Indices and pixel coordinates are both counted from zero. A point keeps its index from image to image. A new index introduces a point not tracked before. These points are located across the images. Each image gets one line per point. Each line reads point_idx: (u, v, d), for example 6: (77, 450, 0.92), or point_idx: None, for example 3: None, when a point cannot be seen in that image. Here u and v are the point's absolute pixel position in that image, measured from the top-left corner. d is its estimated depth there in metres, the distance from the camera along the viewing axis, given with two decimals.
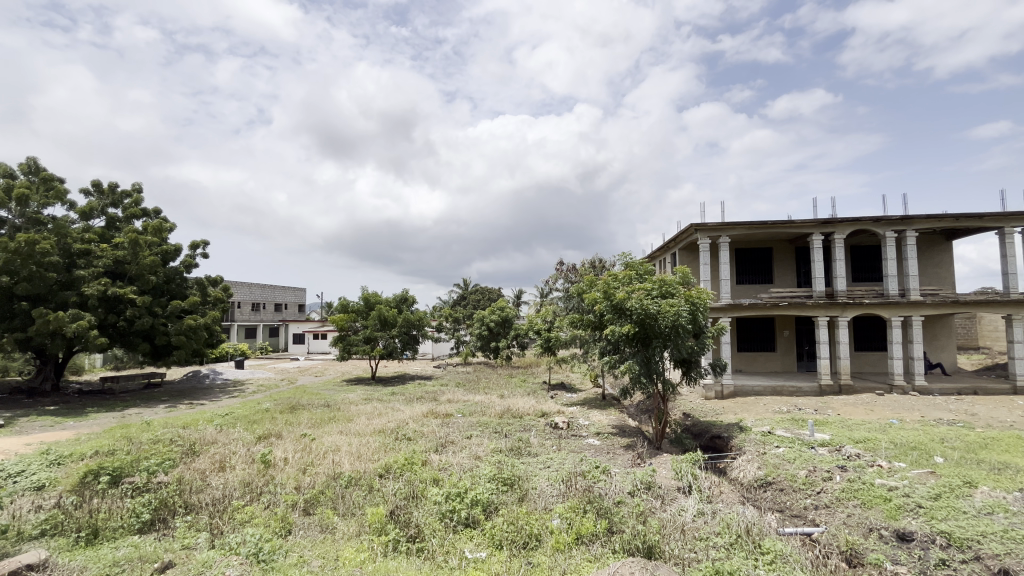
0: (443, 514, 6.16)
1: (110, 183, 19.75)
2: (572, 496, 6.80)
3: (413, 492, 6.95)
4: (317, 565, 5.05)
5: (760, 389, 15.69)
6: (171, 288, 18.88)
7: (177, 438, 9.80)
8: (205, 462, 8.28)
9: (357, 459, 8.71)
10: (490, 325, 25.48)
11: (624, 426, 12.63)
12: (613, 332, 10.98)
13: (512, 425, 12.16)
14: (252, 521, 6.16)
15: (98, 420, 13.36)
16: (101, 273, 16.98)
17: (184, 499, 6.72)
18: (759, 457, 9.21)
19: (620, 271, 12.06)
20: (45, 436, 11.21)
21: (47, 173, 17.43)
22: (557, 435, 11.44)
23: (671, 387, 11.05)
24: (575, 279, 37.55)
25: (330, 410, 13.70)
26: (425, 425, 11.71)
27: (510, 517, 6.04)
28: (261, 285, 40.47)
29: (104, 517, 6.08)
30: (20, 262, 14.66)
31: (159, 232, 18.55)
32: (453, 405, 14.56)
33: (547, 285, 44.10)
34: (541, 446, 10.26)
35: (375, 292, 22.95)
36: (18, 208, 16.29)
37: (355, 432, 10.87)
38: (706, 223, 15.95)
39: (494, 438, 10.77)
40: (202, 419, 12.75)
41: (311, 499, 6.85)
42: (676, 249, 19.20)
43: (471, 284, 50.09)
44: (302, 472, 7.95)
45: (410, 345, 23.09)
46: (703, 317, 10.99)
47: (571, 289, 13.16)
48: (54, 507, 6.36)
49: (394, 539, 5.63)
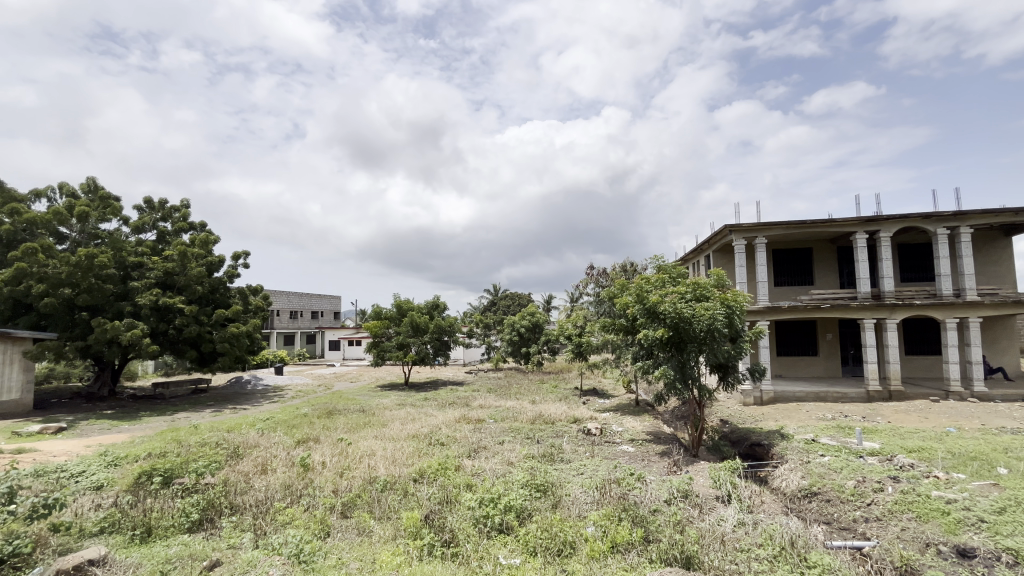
0: (478, 519, 6.16)
1: (160, 199, 20.90)
2: (606, 503, 6.71)
3: (447, 497, 7.02)
4: (355, 567, 5.16)
5: (803, 395, 15.07)
6: (216, 297, 19.69)
7: (223, 442, 10.22)
8: (248, 464, 8.61)
9: (391, 463, 8.86)
10: (521, 331, 25.51)
11: (659, 433, 12.34)
12: (646, 337, 10.73)
13: (544, 431, 12.09)
14: (293, 522, 6.35)
15: (151, 423, 14.07)
16: (152, 284, 17.94)
17: (230, 500, 7.00)
18: (802, 466, 8.82)
19: (652, 274, 11.90)
20: (103, 438, 11.92)
21: (104, 191, 18.61)
22: (590, 441, 11.31)
23: (708, 393, 10.73)
24: (605, 283, 37.27)
25: (365, 415, 14.00)
26: (458, 431, 11.78)
27: (544, 523, 6.00)
28: (298, 293, 42.01)
29: (157, 516, 6.41)
30: (81, 275, 15.75)
31: (205, 244, 19.49)
32: (485, 411, 14.63)
33: (577, 289, 43.97)
34: (574, 453, 10.16)
35: (407, 299, 23.39)
36: (78, 225, 17.46)
37: (389, 437, 11.06)
38: (741, 224, 15.51)
39: (527, 444, 10.75)
40: (245, 423, 13.24)
41: (348, 502, 7.02)
42: (710, 251, 18.76)
43: (501, 290, 50.53)
44: (339, 476, 8.15)
45: (441, 350, 23.30)
46: (740, 320, 10.67)
47: (602, 293, 13.03)
48: (112, 506, 6.75)
49: (429, 543, 5.70)
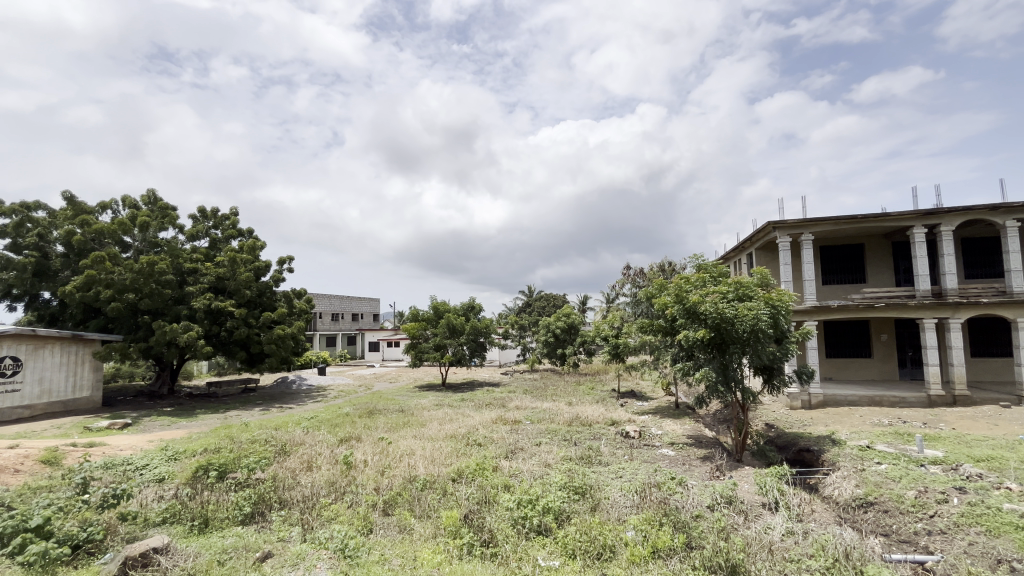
0: (516, 520, 6.19)
1: (212, 208, 22.09)
2: (646, 508, 6.59)
3: (485, 497, 7.08)
4: (397, 564, 5.27)
5: (856, 399, 14.30)
6: (263, 300, 20.59)
7: (272, 439, 10.69)
8: (295, 461, 8.97)
9: (431, 463, 9.02)
10: (556, 332, 25.40)
11: (700, 437, 12.01)
12: (686, 338, 10.46)
13: (581, 433, 11.99)
14: (338, 518, 6.57)
15: (205, 421, 14.88)
16: (205, 289, 18.98)
17: (279, 494, 7.30)
18: (856, 474, 8.36)
19: (692, 273, 11.63)
20: (164, 434, 12.68)
21: (163, 202, 19.84)
22: (629, 444, 11.14)
23: (752, 396, 10.35)
24: (642, 283, 36.59)
25: (404, 415, 14.30)
26: (495, 432, 11.85)
27: (583, 526, 5.95)
28: (339, 296, 43.43)
29: (213, 509, 6.77)
30: (143, 280, 16.87)
31: (253, 250, 20.45)
32: (522, 412, 14.66)
33: (613, 290, 43.45)
34: (612, 456, 10.03)
35: (444, 301, 23.74)
36: (140, 234, 18.69)
37: (428, 437, 11.27)
38: (786, 220, 14.89)
39: (564, 446, 10.69)
40: (291, 422, 13.79)
41: (389, 500, 7.18)
42: (753, 248, 18.12)
43: (536, 292, 50.50)
44: (380, 474, 8.37)
45: (477, 352, 23.52)
46: (786, 320, 10.26)
47: (639, 293, 12.82)
48: (173, 498, 7.19)
49: (469, 543, 5.77)
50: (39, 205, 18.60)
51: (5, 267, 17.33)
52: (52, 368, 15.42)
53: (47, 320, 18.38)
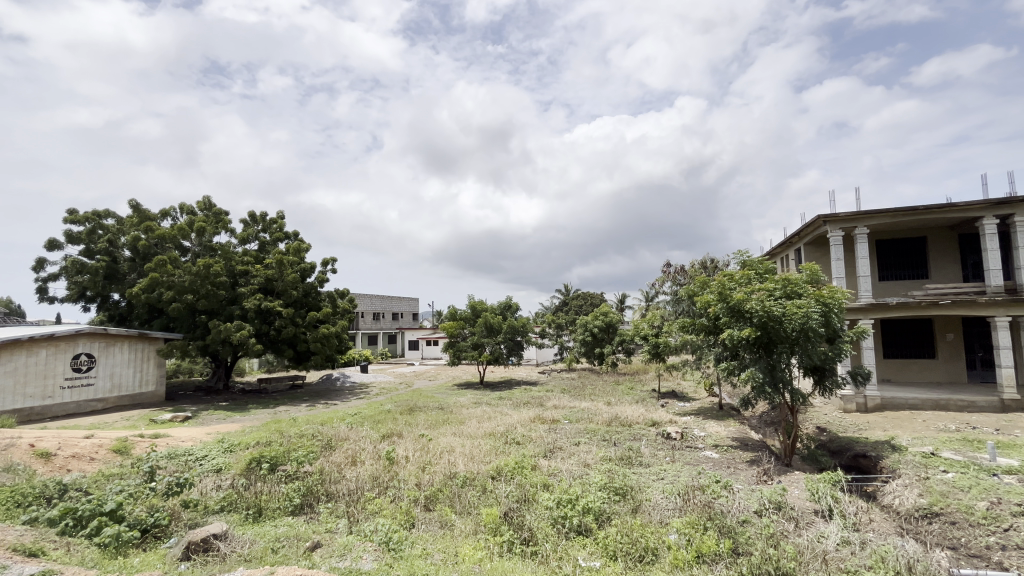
0: (556, 519, 6.19)
1: (261, 212, 23.16)
2: (690, 511, 6.43)
3: (525, 495, 7.10)
4: (439, 558, 5.37)
5: (918, 402, 13.42)
6: (309, 300, 21.40)
7: (318, 434, 11.13)
8: (340, 456, 9.29)
9: (470, 460, 9.12)
10: (594, 331, 25.16)
11: (746, 440, 11.60)
12: (730, 337, 10.12)
13: (621, 433, 11.83)
14: (381, 512, 6.76)
15: (257, 415, 15.63)
16: (256, 290, 19.92)
17: (326, 487, 7.57)
18: (919, 482, 7.84)
19: (736, 270, 11.24)
20: (220, 427, 13.43)
21: (217, 208, 20.99)
22: (670, 445, 10.91)
23: (802, 398, 9.89)
24: (683, 280, 35.68)
25: (444, 412, 14.54)
26: (533, 431, 11.87)
27: (624, 528, 5.86)
28: (380, 296, 44.62)
29: (266, 499, 7.11)
30: (200, 282, 17.92)
31: (298, 253, 21.30)
32: (560, 411, 14.60)
33: (652, 288, 42.61)
34: (653, 457, 9.84)
35: (481, 300, 23.96)
36: (197, 238, 19.83)
37: (467, 434, 11.42)
38: (838, 214, 14.15)
39: (603, 446, 10.58)
40: (336, 418, 14.29)
41: (430, 496, 7.33)
42: (801, 244, 17.32)
43: (573, 290, 50.18)
44: (421, 470, 8.54)
45: (515, 350, 23.58)
46: (838, 319, 9.78)
47: (680, 291, 12.53)
48: (230, 487, 7.61)
49: (509, 540, 5.81)
50: (109, 213, 20.06)
51: (80, 271, 18.83)
52: (122, 364, 16.65)
53: (117, 319, 19.81)
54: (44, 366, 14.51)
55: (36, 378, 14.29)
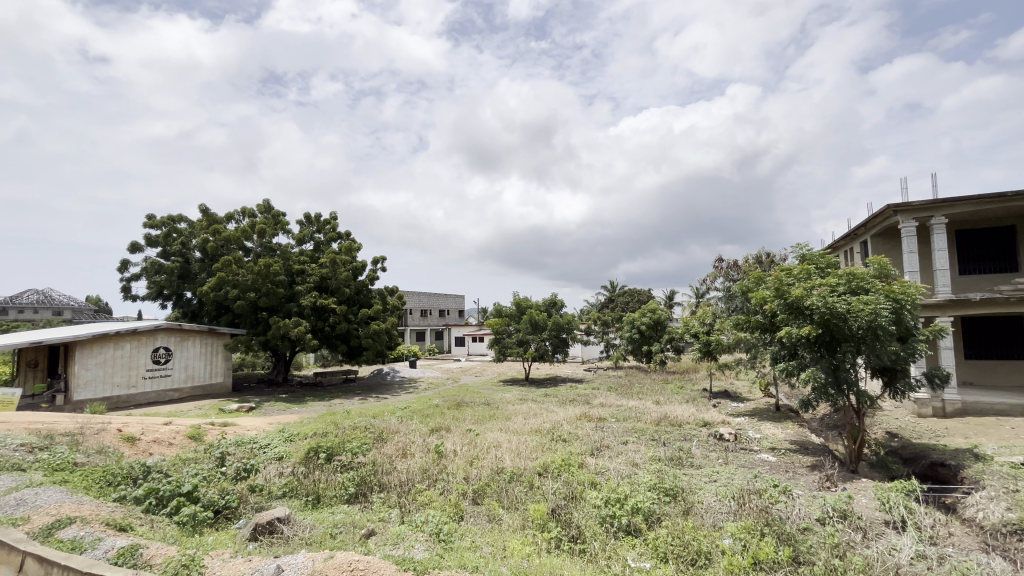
0: (604, 518, 6.12)
1: (316, 214, 24.25)
2: (745, 515, 6.17)
3: (572, 493, 7.06)
4: (488, 551, 5.45)
5: (1004, 408, 12.25)
6: (361, 297, 22.23)
7: (371, 426, 11.55)
8: (391, 448, 9.61)
9: (517, 456, 9.19)
10: (641, 328, 24.64)
11: (806, 443, 11.01)
12: (788, 335, 9.62)
13: (671, 433, 11.53)
14: (431, 503, 6.94)
15: (314, 407, 16.43)
16: (312, 288, 20.89)
17: (379, 478, 7.86)
18: (1007, 495, 7.16)
19: (795, 265, 10.66)
20: (280, 418, 14.23)
21: (276, 210, 22.17)
22: (723, 447, 10.52)
23: (869, 401, 9.25)
24: (736, 276, 34.23)
25: (490, 408, 14.71)
26: (580, 428, 11.79)
27: (675, 530, 5.72)
28: (427, 293, 45.66)
29: (323, 486, 7.48)
30: (261, 281, 19.02)
31: (350, 252, 22.15)
32: (607, 409, 14.42)
33: (703, 284, 41.20)
34: (705, 459, 9.51)
35: (526, 297, 24.00)
36: (258, 239, 21.06)
37: (514, 430, 11.50)
38: (910, 203, 13.11)
39: (652, 446, 10.35)
40: (387, 411, 14.80)
41: (478, 490, 7.44)
42: (868, 236, 16.18)
43: (619, 287, 49.36)
44: (469, 464, 8.70)
45: (560, 347, 23.49)
46: (912, 316, 9.09)
47: (733, 288, 12.05)
48: (291, 474, 8.07)
49: (557, 537, 5.80)
50: (181, 217, 21.66)
51: (158, 271, 20.47)
52: (195, 357, 17.96)
53: (189, 316, 21.39)
54: (128, 358, 15.90)
55: (122, 369, 15.71)
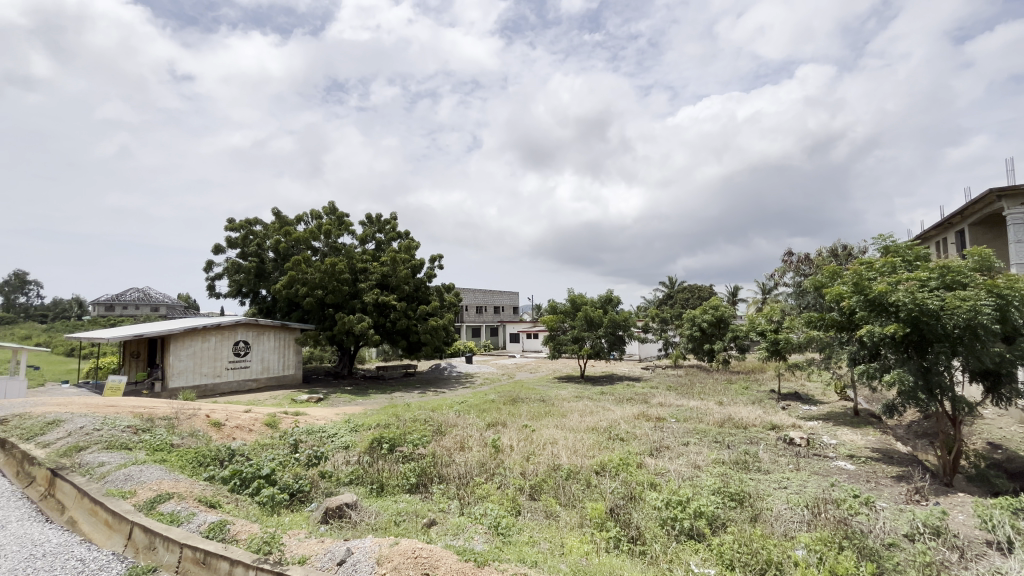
0: (665, 520, 5.95)
1: (377, 214, 25.28)
2: (821, 526, 5.79)
3: (631, 493, 6.92)
4: (546, 547, 5.46)
5: None
6: (419, 294, 22.95)
7: (430, 419, 11.93)
8: (450, 441, 9.86)
9: (573, 453, 9.14)
10: (703, 326, 23.68)
11: (891, 452, 10.12)
12: (870, 333, 8.86)
13: (735, 436, 11.02)
14: (489, 497, 7.06)
15: (376, 400, 17.16)
16: (374, 285, 21.80)
17: (438, 470, 8.09)
18: None
19: (877, 257, 9.84)
20: (347, 409, 15.00)
21: (340, 212, 23.34)
22: (794, 452, 9.90)
23: (967, 408, 8.35)
24: (808, 270, 32.08)
25: (546, 404, 14.73)
26: (638, 428, 11.53)
27: (742, 537, 5.45)
28: (482, 290, 46.38)
29: (386, 475, 7.82)
30: (328, 279, 20.12)
31: (409, 250, 22.91)
32: (666, 409, 14.00)
33: (770, 279, 38.98)
34: (773, 464, 9.00)
35: (581, 293, 23.74)
36: (325, 240, 22.29)
37: (569, 427, 11.44)
38: (1017, 186, 11.71)
39: (716, 448, 9.94)
40: (446, 405, 15.21)
41: (535, 485, 7.47)
42: (964, 225, 14.61)
43: (678, 283, 47.73)
44: (526, 459, 8.75)
45: (616, 345, 23.08)
46: (1020, 314, 8.13)
47: (805, 283, 11.31)
48: (357, 463, 8.49)
49: (616, 536, 5.70)
50: (257, 220, 23.33)
51: (238, 271, 22.19)
52: (270, 350, 19.32)
53: (265, 312, 23.02)
54: (214, 350, 17.38)
55: (208, 360, 17.19)
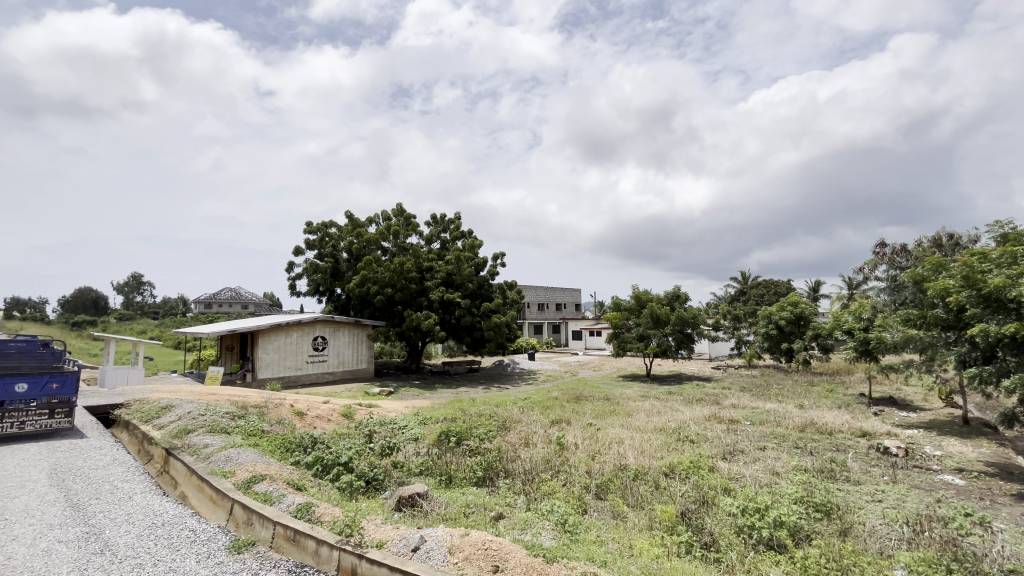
0: (741, 528, 5.64)
1: (441, 214, 26.04)
2: (924, 545, 5.25)
3: (703, 497, 6.65)
4: (613, 548, 5.39)
5: None
6: (483, 291, 23.39)
7: (495, 414, 12.13)
8: (515, 436, 9.98)
9: (640, 454, 8.92)
10: (780, 324, 22.19)
11: (1009, 467, 8.94)
12: (983, 333, 7.88)
13: (819, 442, 10.23)
14: (555, 494, 7.06)
15: (443, 394, 17.71)
16: (439, 283, 22.51)
17: (504, 464, 8.20)
18: None
19: (991, 247, 8.74)
20: (415, 402, 15.61)
21: (407, 213, 24.28)
22: (889, 463, 9.02)
23: None
24: (905, 262, 29.10)
25: (610, 403, 14.48)
26: (709, 430, 11.02)
27: (830, 552, 5.05)
28: (544, 287, 46.38)
29: (454, 468, 8.06)
30: (397, 277, 21.04)
31: (472, 249, 23.43)
32: (740, 411, 13.26)
33: (859, 273, 35.77)
34: (864, 474, 8.26)
35: (646, 290, 23.06)
36: (393, 240, 23.32)
37: (636, 427, 11.17)
38: None
39: (796, 455, 9.28)
40: (510, 401, 15.40)
41: (601, 485, 7.37)
42: None
43: (752, 277, 45.10)
44: (591, 458, 8.66)
45: (684, 343, 22.23)
46: None
47: (902, 277, 10.27)
48: (426, 455, 8.81)
49: (687, 541, 5.51)
50: (332, 223, 24.84)
51: (316, 271, 23.78)
52: (345, 345, 20.53)
53: (340, 309, 24.48)
54: (296, 345, 18.76)
55: (291, 354, 18.58)
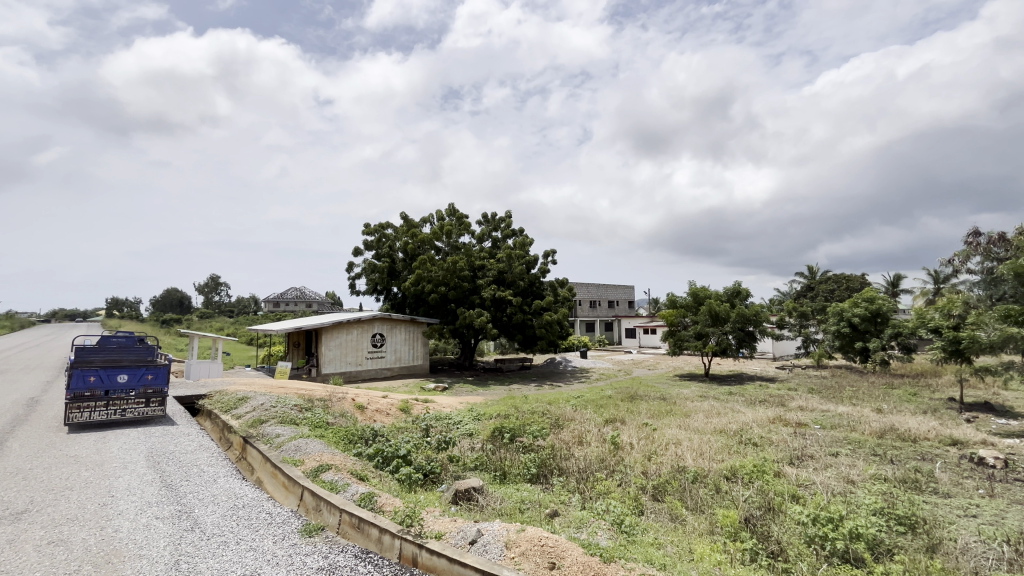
0: (811, 538, 5.31)
1: (492, 213, 26.31)
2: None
3: (768, 504, 6.33)
4: (672, 551, 5.25)
5: None
6: (534, 289, 23.42)
7: (548, 412, 12.12)
8: (568, 434, 9.94)
9: (699, 456, 8.61)
10: (854, 321, 20.62)
11: None
12: None
13: (901, 449, 9.43)
14: (610, 493, 6.95)
15: (495, 391, 17.91)
16: (491, 281, 22.77)
17: (558, 462, 8.18)
18: None
19: None
20: (469, 398, 15.88)
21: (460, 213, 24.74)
22: (985, 474, 8.17)
23: None
24: (1003, 253, 26.20)
25: (667, 403, 14.07)
26: (774, 433, 10.46)
27: (915, 569, 4.66)
28: (596, 284, 45.75)
29: (508, 465, 8.13)
30: (450, 276, 21.51)
31: (523, 247, 23.51)
32: (809, 414, 12.47)
33: (947, 265, 32.58)
34: (955, 486, 7.53)
35: (704, 286, 22.20)
36: (446, 240, 23.84)
37: (694, 428, 10.79)
38: None
39: (874, 463, 8.61)
40: (562, 398, 15.33)
41: (659, 486, 7.19)
42: None
43: (821, 272, 42.28)
44: (648, 459, 8.46)
45: (746, 342, 21.20)
46: None
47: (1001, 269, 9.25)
48: (481, 450, 8.96)
49: (753, 549, 5.26)
50: (389, 224, 25.75)
51: (374, 271, 24.78)
52: (401, 342, 21.25)
53: (396, 307, 25.35)
54: (356, 341, 19.65)
55: (352, 350, 19.48)
